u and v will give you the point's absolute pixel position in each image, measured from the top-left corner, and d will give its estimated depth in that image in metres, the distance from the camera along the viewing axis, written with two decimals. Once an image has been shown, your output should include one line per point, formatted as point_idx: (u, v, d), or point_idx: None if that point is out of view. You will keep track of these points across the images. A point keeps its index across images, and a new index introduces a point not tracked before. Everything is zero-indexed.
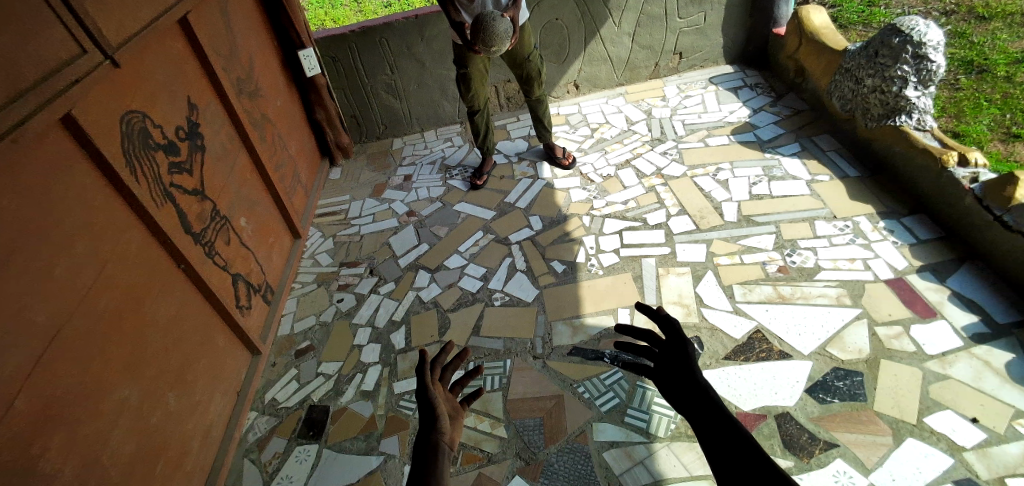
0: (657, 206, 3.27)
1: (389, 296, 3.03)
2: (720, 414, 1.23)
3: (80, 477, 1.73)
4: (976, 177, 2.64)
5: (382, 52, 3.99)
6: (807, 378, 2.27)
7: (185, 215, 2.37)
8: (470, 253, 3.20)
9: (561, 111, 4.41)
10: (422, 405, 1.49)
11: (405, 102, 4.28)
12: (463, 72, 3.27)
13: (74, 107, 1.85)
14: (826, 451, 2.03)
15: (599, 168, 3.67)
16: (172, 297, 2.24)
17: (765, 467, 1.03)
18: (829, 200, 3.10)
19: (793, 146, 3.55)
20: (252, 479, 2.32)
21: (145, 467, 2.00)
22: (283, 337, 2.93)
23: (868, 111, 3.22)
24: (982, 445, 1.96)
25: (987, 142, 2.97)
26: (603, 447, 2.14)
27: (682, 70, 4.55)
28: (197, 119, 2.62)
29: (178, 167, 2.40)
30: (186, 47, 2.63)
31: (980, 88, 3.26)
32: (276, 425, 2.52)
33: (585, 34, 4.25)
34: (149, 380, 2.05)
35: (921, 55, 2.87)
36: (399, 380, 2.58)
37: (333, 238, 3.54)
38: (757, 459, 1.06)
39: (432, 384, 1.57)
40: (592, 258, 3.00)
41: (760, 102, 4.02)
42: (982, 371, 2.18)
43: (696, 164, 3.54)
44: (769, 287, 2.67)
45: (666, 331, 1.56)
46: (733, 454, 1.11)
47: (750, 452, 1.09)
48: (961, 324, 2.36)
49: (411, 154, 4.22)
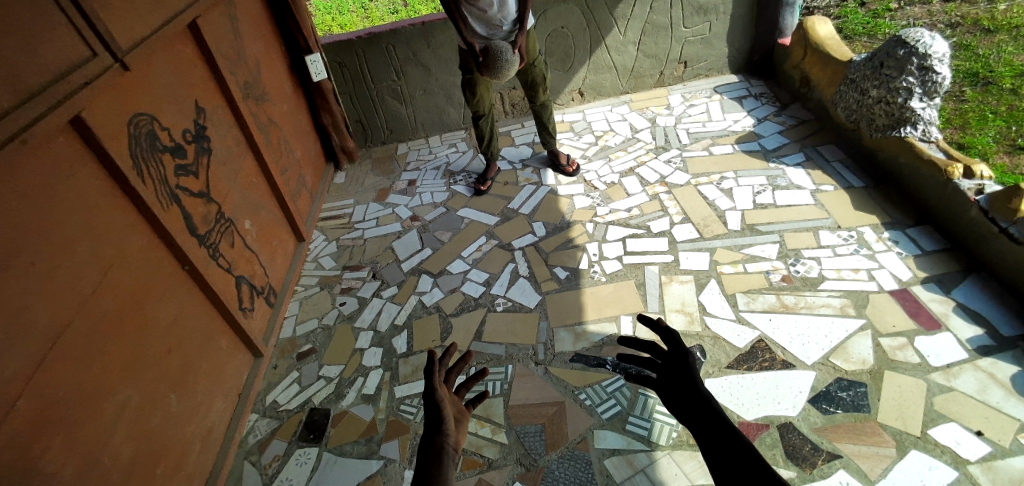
0: (660, 214, 3.27)
1: (392, 300, 3.03)
2: (721, 424, 1.23)
3: (80, 478, 1.73)
4: (982, 189, 2.64)
5: (388, 58, 4.03)
6: (810, 389, 2.26)
7: (191, 218, 2.39)
8: (473, 258, 3.20)
9: (565, 118, 4.43)
10: (428, 407, 1.49)
11: (410, 107, 4.31)
12: (468, 78, 3.29)
13: (82, 110, 1.87)
14: (830, 462, 2.01)
15: (603, 175, 3.67)
16: (175, 299, 2.25)
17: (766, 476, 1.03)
18: (833, 210, 3.09)
19: (797, 156, 3.55)
20: (252, 481, 2.32)
21: (145, 469, 1.99)
22: (285, 340, 2.93)
23: (873, 121, 3.21)
24: (987, 458, 1.94)
25: (992, 154, 2.97)
26: (604, 455, 2.13)
27: (686, 79, 4.56)
28: (204, 123, 2.65)
29: (185, 168, 2.42)
30: (195, 52, 2.66)
31: (985, 100, 3.26)
32: (276, 427, 2.51)
33: (590, 42, 4.27)
34: (149, 382, 2.05)
35: (926, 67, 2.88)
36: (400, 384, 2.57)
37: (336, 242, 3.55)
38: (758, 467, 1.06)
39: (439, 385, 1.57)
40: (594, 265, 3.00)
41: (764, 111, 4.03)
42: (987, 384, 2.16)
43: (700, 172, 3.54)
44: (772, 296, 2.66)
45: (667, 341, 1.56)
46: (735, 463, 1.11)
47: (750, 461, 1.09)
48: (966, 336, 2.34)
49: (415, 159, 4.23)
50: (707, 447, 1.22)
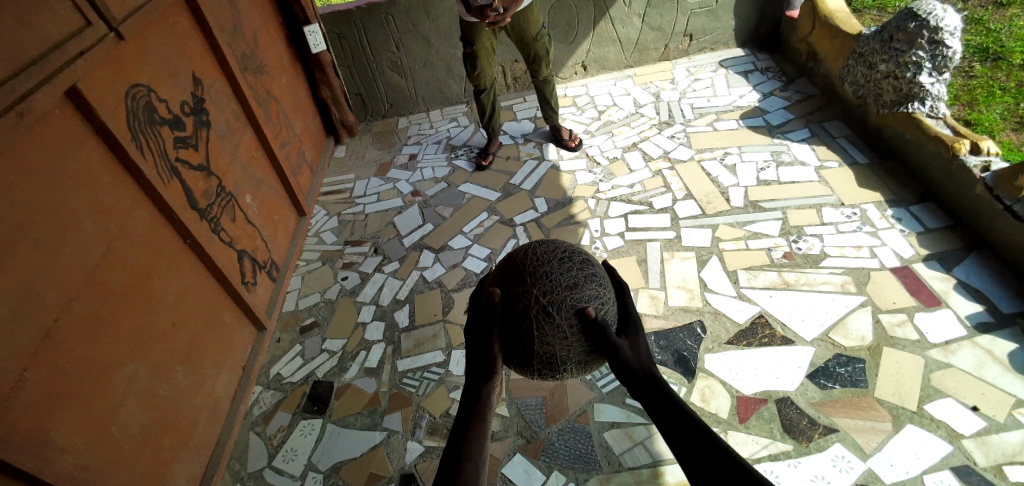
0: (663, 190, 3.24)
1: (393, 275, 3.03)
2: (650, 377, 1.34)
3: (91, 453, 1.78)
4: (988, 166, 2.62)
5: (388, 29, 3.93)
6: (809, 364, 2.28)
7: (191, 192, 2.37)
8: (474, 234, 3.19)
9: (568, 93, 4.35)
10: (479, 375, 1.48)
11: (411, 80, 4.23)
12: (470, 51, 3.21)
13: (79, 81, 1.85)
14: (826, 436, 2.05)
15: (606, 150, 3.64)
16: (178, 273, 2.25)
17: (717, 451, 1.09)
18: (837, 186, 3.06)
19: (802, 132, 3.50)
20: (258, 452, 2.36)
21: (155, 441, 2.05)
22: (288, 313, 2.94)
23: (880, 96, 3.16)
24: (981, 433, 1.98)
25: (1000, 131, 2.92)
26: (603, 428, 2.17)
27: (692, 52, 4.46)
28: (201, 96, 2.60)
29: (183, 142, 2.39)
30: (191, 23, 2.60)
31: (994, 76, 3.19)
32: (281, 399, 2.55)
33: (594, 14, 4.16)
34: (157, 356, 2.09)
35: (936, 40, 2.81)
36: (403, 358, 2.59)
37: (337, 217, 3.53)
38: (673, 406, 1.23)
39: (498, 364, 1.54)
40: (596, 241, 3.00)
41: (770, 86, 3.96)
42: (984, 360, 2.18)
43: (704, 148, 3.50)
44: (773, 273, 2.66)
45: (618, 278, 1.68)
46: (662, 414, 1.23)
47: (667, 401, 1.25)
48: (965, 313, 2.35)
49: (416, 133, 4.18)
50: (645, 400, 1.30)
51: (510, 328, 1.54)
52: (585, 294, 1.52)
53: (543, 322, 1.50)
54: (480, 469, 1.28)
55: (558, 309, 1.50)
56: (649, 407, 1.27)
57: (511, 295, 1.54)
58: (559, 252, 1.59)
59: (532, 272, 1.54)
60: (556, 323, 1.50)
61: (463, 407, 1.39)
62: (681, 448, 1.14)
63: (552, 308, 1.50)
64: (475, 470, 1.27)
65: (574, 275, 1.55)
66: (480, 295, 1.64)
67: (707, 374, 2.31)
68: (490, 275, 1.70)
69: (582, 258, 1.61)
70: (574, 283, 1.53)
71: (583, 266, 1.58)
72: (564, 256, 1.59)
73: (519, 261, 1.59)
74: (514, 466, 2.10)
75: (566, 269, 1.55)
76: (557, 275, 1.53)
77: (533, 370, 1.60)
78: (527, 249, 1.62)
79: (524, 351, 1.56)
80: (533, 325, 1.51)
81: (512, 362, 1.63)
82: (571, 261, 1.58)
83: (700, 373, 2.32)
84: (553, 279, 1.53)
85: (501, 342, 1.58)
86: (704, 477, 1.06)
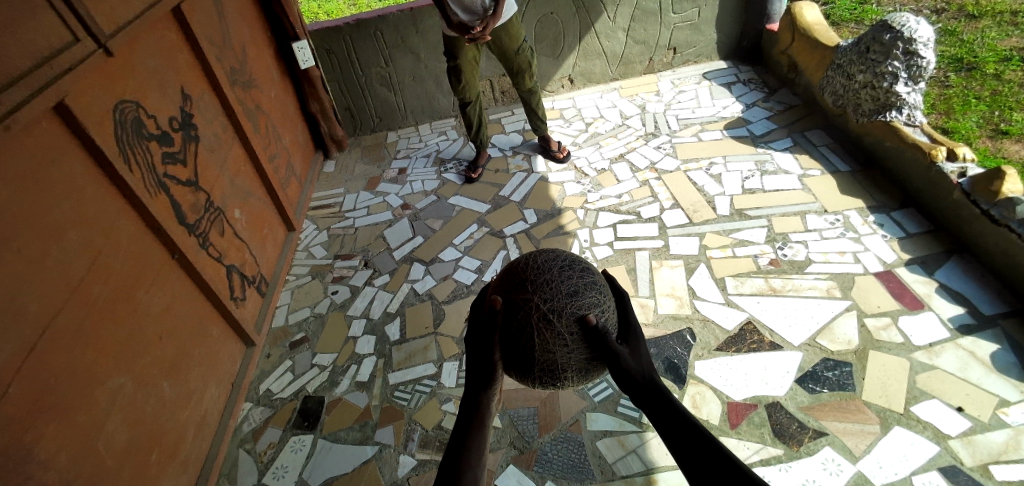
0: (650, 199, 3.29)
1: (384, 288, 3.03)
2: (650, 383, 1.33)
3: (76, 470, 1.74)
4: (964, 172, 2.68)
5: (376, 44, 3.97)
6: (797, 369, 2.31)
7: (179, 206, 2.36)
8: (465, 246, 3.20)
9: (555, 106, 4.41)
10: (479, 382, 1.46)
11: (399, 95, 4.27)
12: (454, 65, 3.25)
13: (67, 95, 1.85)
14: (816, 439, 2.07)
15: (593, 162, 3.68)
16: (165, 287, 2.23)
17: (715, 452, 1.09)
18: (819, 193, 3.13)
19: (785, 141, 3.57)
20: (248, 469, 2.33)
21: (141, 457, 2.01)
22: (277, 328, 2.92)
23: (859, 106, 3.25)
24: (967, 433, 2.01)
25: (976, 138, 3.01)
26: (596, 436, 2.17)
27: (676, 65, 4.55)
28: (190, 110, 2.61)
29: (172, 156, 2.39)
30: (180, 38, 2.62)
31: (968, 85, 3.29)
32: (270, 415, 2.52)
33: (580, 28, 4.24)
34: (142, 369, 2.06)
35: (911, 51, 2.89)
36: (394, 371, 2.58)
37: (327, 231, 3.53)
38: (674, 410, 1.22)
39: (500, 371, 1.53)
40: (586, 251, 3.03)
41: (753, 97, 4.05)
42: (968, 362, 2.22)
43: (690, 158, 3.56)
44: (760, 280, 2.70)
45: (619, 289, 1.69)
46: (663, 417, 1.22)
47: (668, 406, 1.24)
48: (948, 315, 2.40)
49: (405, 147, 4.20)
50: (646, 406, 1.29)
51: (511, 335, 1.55)
52: (584, 301, 1.54)
53: (543, 330, 1.51)
54: (478, 473, 1.28)
55: (559, 315, 1.51)
56: (649, 410, 1.27)
57: (511, 302, 1.55)
58: (561, 261, 1.61)
59: (533, 280, 1.56)
60: (556, 329, 1.51)
61: (463, 412, 1.39)
62: (681, 451, 1.13)
63: (553, 315, 1.51)
64: (474, 477, 1.26)
65: (575, 283, 1.56)
66: (480, 303, 1.64)
67: (698, 381, 2.33)
68: (490, 285, 1.71)
69: (582, 267, 1.62)
70: (574, 290, 1.55)
71: (584, 275, 1.60)
72: (564, 264, 1.61)
73: (520, 269, 1.61)
74: (508, 477, 2.09)
75: (567, 276, 1.57)
76: (557, 282, 1.55)
77: (533, 378, 1.60)
78: (528, 259, 1.64)
79: (524, 358, 1.56)
80: (533, 332, 1.52)
81: (513, 371, 1.64)
82: (571, 269, 1.60)
83: (691, 380, 2.34)
84: (554, 286, 1.55)
85: (502, 349, 1.58)
86: (703, 477, 1.06)
